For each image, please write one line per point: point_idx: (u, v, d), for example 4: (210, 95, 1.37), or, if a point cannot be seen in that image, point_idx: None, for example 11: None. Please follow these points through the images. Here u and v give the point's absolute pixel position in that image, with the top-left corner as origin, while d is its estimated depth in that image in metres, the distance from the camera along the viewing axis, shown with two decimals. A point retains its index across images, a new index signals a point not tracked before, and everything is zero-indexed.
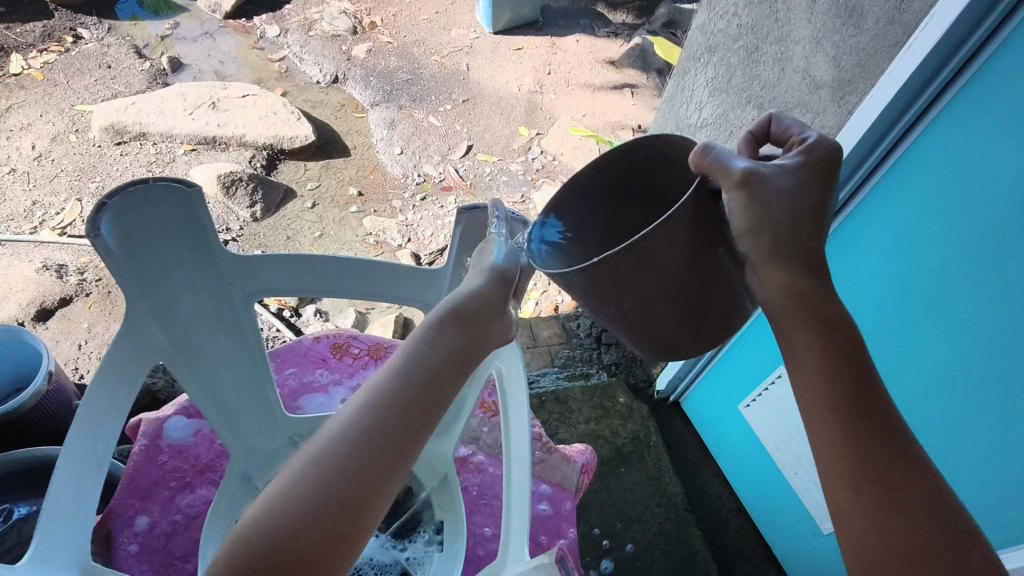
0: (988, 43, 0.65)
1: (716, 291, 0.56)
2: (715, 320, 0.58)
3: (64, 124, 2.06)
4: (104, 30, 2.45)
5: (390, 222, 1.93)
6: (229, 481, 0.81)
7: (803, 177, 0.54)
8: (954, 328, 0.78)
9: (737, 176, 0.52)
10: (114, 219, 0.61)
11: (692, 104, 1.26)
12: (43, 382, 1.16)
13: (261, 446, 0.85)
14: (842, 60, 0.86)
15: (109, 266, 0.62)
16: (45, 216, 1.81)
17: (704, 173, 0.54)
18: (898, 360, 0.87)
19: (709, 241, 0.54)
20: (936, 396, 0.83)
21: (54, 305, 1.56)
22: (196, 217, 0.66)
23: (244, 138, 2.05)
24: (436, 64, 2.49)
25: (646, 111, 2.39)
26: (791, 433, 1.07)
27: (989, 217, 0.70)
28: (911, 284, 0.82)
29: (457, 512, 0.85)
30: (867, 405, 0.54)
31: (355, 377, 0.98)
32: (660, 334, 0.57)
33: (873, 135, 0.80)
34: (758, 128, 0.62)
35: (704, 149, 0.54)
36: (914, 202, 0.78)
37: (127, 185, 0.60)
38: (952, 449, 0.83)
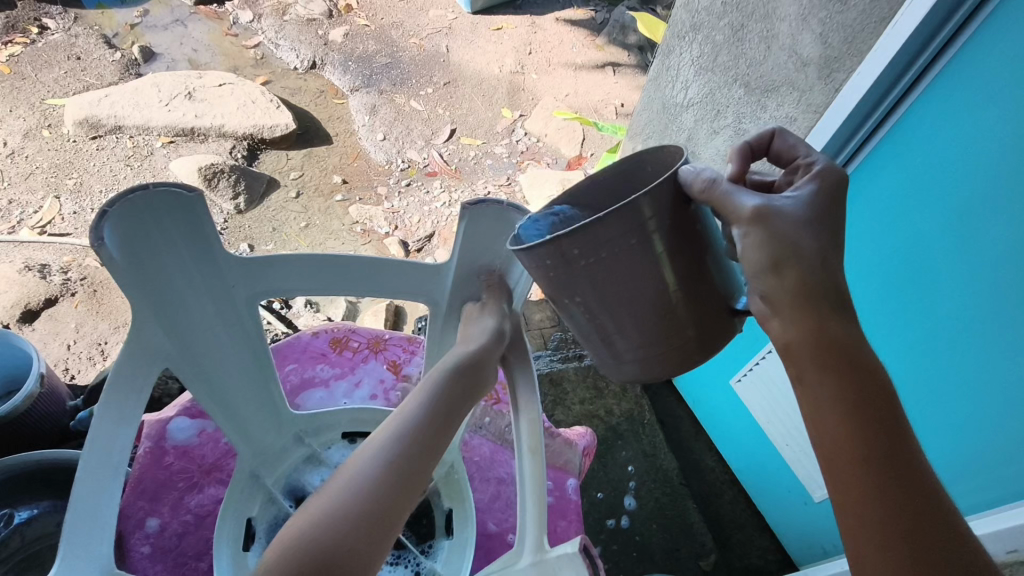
0: (976, 15, 0.67)
1: (707, 292, 0.59)
2: (714, 327, 0.61)
3: (36, 119, 2.01)
4: (70, 19, 2.38)
5: (376, 210, 1.92)
6: (238, 478, 0.82)
7: (817, 208, 0.56)
8: (952, 297, 0.80)
9: (749, 213, 0.54)
10: (117, 227, 0.60)
11: (678, 83, 1.26)
12: (36, 384, 1.16)
13: (269, 444, 0.85)
14: (829, 37, 0.87)
15: (113, 274, 0.61)
16: (23, 214, 1.77)
17: (712, 202, 0.54)
18: (897, 328, 0.89)
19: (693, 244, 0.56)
20: (934, 362, 0.86)
21: (40, 306, 1.54)
22: (199, 225, 0.66)
23: (223, 128, 2.01)
24: (415, 47, 2.46)
25: (630, 90, 2.38)
26: (782, 406, 1.09)
27: (971, 196, 0.73)
28: (904, 258, 0.84)
29: (465, 500, 0.86)
30: (895, 453, 0.54)
31: (355, 372, 0.99)
32: (655, 345, 0.60)
33: (864, 106, 0.82)
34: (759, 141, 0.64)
35: (711, 182, 0.53)
36: (901, 176, 0.80)
37: (125, 193, 0.59)
38: (938, 416, 0.88)
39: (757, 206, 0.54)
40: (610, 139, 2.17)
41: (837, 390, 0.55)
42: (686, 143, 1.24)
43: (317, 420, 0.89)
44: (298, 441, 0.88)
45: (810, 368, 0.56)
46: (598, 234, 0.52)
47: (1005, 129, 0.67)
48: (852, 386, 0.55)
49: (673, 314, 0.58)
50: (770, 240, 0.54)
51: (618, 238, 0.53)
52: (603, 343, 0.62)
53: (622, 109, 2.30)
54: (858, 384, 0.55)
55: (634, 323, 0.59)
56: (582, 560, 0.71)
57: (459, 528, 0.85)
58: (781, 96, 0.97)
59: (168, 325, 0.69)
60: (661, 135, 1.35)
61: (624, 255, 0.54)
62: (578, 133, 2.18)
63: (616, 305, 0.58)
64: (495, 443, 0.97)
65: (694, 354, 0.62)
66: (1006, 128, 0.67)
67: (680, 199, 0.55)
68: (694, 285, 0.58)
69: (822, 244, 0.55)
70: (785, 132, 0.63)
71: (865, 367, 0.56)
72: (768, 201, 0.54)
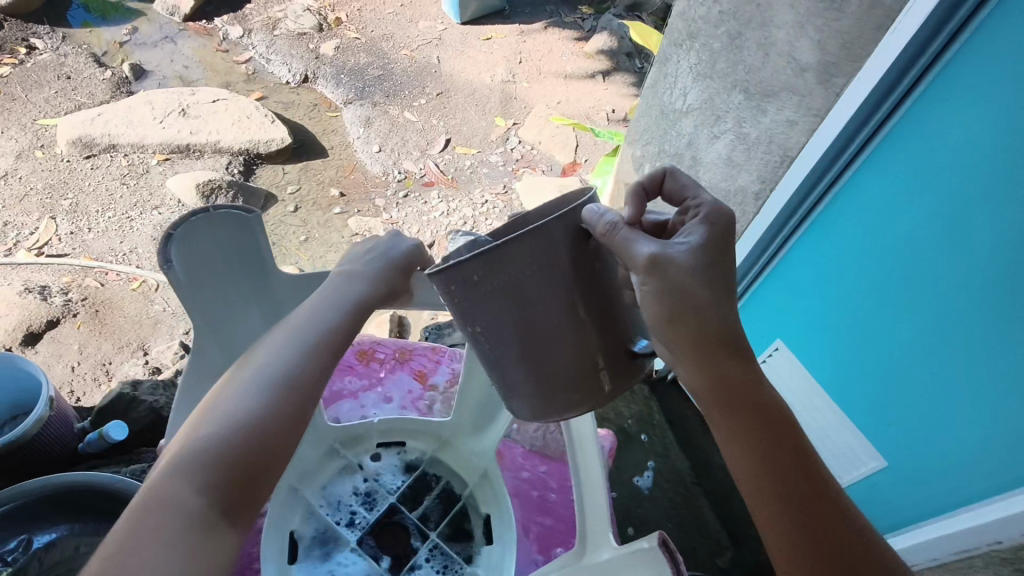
0: (966, 25, 0.73)
1: (618, 325, 0.62)
2: (621, 368, 0.64)
3: (29, 140, 2.00)
4: (57, 39, 2.37)
5: (375, 221, 1.92)
6: (279, 492, 0.83)
7: (705, 254, 0.59)
8: (927, 295, 0.86)
9: (643, 262, 0.57)
10: (179, 245, 0.69)
11: (676, 90, 1.21)
12: (45, 408, 1.15)
13: (307, 457, 0.88)
14: (826, 44, 0.89)
15: (176, 288, 0.71)
16: (18, 236, 1.76)
17: (610, 245, 0.57)
18: (885, 328, 0.93)
19: (591, 285, 0.59)
20: (912, 361, 0.90)
21: (42, 328, 1.53)
22: (252, 242, 0.74)
23: (219, 144, 2.01)
24: (406, 58, 2.48)
25: (621, 96, 2.41)
26: (799, 400, 1.12)
27: (931, 204, 0.82)
28: (891, 255, 0.89)
29: (502, 505, 0.87)
30: (801, 481, 0.60)
31: (382, 382, 1.05)
32: (567, 385, 0.62)
33: (867, 107, 0.86)
34: (651, 182, 0.68)
35: (610, 230, 0.56)
36: (896, 176, 0.85)
37: (188, 215, 0.68)
38: (873, 416, 0.98)
39: (651, 255, 0.57)
40: (604, 145, 2.19)
41: (744, 432, 0.62)
42: (687, 151, 1.22)
43: (354, 431, 0.92)
44: (332, 455, 0.91)
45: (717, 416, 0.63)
46: (512, 252, 0.54)
47: (995, 131, 0.73)
48: (757, 422, 0.62)
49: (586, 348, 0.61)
50: (665, 287, 0.58)
51: (533, 257, 0.55)
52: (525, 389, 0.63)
53: (613, 116, 2.33)
54: (760, 421, 0.62)
55: (550, 361, 0.60)
56: (663, 557, 0.58)
57: (499, 533, 0.85)
58: (780, 101, 0.99)
59: (223, 340, 0.78)
60: (659, 142, 1.30)
61: (527, 279, 0.55)
62: (572, 139, 2.20)
63: (539, 344, 0.59)
64: (524, 450, 1.03)
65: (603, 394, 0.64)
66: (997, 127, 0.72)
67: (580, 234, 0.57)
68: (598, 317, 0.60)
69: (720, 296, 0.60)
70: (677, 171, 0.67)
71: (768, 407, 0.62)
72: (663, 248, 0.57)
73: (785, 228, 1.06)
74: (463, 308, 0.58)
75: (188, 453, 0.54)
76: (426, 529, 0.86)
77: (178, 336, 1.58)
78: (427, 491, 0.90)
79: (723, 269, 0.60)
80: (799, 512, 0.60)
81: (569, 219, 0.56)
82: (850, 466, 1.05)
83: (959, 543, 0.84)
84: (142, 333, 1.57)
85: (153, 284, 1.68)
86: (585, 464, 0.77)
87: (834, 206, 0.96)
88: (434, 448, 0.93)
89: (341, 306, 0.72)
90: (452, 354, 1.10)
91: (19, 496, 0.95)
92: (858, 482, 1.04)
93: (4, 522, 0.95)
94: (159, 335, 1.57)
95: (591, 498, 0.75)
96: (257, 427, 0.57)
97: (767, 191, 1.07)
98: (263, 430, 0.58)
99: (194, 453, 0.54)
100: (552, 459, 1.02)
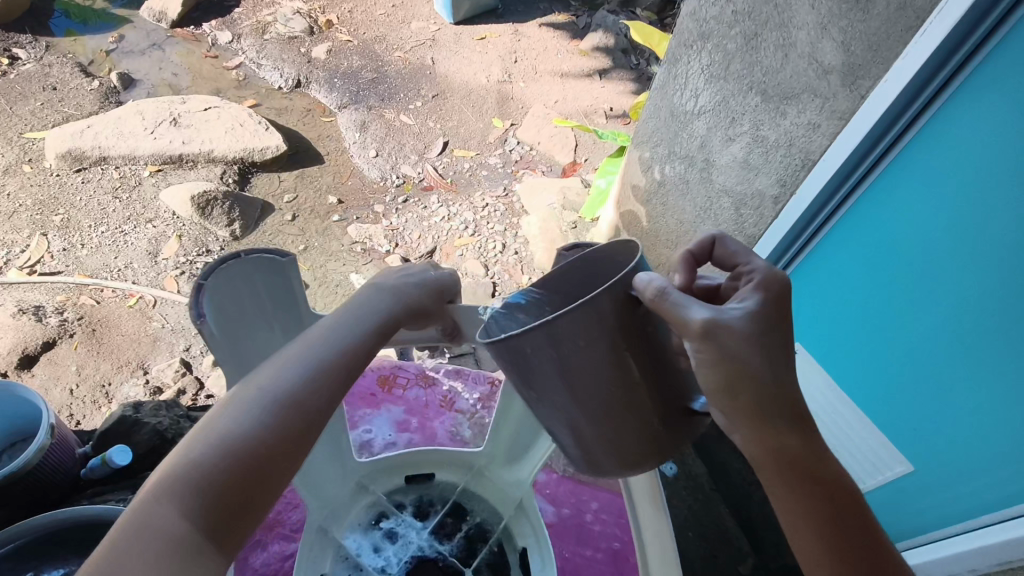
0: (1003, 22, 0.70)
1: (672, 383, 0.58)
2: (677, 427, 0.60)
3: (16, 154, 1.95)
4: (41, 48, 2.31)
5: (375, 228, 1.88)
6: (308, 534, 0.82)
7: (763, 318, 0.56)
8: (952, 293, 0.84)
9: (696, 327, 0.53)
10: (212, 294, 0.66)
11: (687, 91, 1.19)
12: (47, 437, 1.12)
13: (334, 497, 0.87)
14: (851, 45, 0.86)
15: (212, 343, 0.67)
16: (9, 254, 1.71)
17: (660, 313, 0.52)
18: (915, 326, 0.90)
19: (643, 351, 0.55)
20: (942, 362, 0.88)
21: (38, 350, 1.49)
22: (286, 282, 0.74)
23: (212, 153, 1.97)
24: (400, 60, 2.43)
25: (618, 93, 2.38)
26: (827, 406, 1.09)
27: (962, 197, 0.80)
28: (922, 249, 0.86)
29: (540, 535, 0.86)
30: (853, 553, 0.57)
31: (405, 406, 1.12)
32: (632, 440, 0.58)
33: (894, 108, 0.83)
34: (701, 248, 0.68)
35: (660, 293, 0.52)
36: (925, 177, 0.84)
37: (219, 261, 0.66)
38: (892, 422, 0.97)
39: (705, 321, 0.53)
40: (605, 144, 2.15)
41: (804, 506, 0.58)
42: (700, 153, 1.19)
43: (381, 466, 0.92)
44: (361, 491, 0.90)
45: (774, 485, 0.58)
46: (560, 329, 0.51)
47: None
48: (810, 494, 0.58)
49: (637, 409, 0.57)
50: (719, 360, 0.54)
51: (581, 331, 0.52)
52: (577, 444, 0.60)
53: (612, 113, 2.30)
54: (820, 497, 0.58)
55: (613, 420, 0.57)
56: None
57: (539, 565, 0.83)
58: (802, 104, 0.96)
59: None
60: (669, 144, 1.27)
61: (575, 355, 0.53)
62: (571, 138, 2.17)
63: (597, 413, 0.56)
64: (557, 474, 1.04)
65: (663, 448, 0.60)
66: None
67: (629, 300, 0.54)
68: (653, 382, 0.57)
69: (772, 358, 0.55)
70: (726, 238, 0.67)
71: (827, 480, 0.58)
72: (717, 315, 0.54)
73: (812, 226, 1.03)
74: (521, 373, 0.56)
75: (174, 473, 0.50)
76: (459, 566, 0.85)
77: (178, 354, 1.54)
78: (458, 525, 0.90)
79: (779, 337, 0.56)
80: None
81: (616, 290, 0.52)
82: (873, 471, 1.03)
83: (1009, 554, 0.78)
84: (141, 352, 1.53)
85: (150, 301, 1.64)
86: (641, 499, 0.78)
87: (859, 204, 0.94)
88: (466, 480, 0.92)
89: (368, 321, 0.67)
90: (474, 378, 1.17)
91: (23, 533, 0.92)
92: (882, 488, 1.02)
93: (8, 562, 0.91)
94: (158, 353, 1.53)
95: (655, 534, 0.75)
96: (250, 455, 0.52)
97: (788, 194, 1.04)
98: (256, 460, 0.53)
99: (183, 476, 0.50)
100: (585, 484, 1.03)
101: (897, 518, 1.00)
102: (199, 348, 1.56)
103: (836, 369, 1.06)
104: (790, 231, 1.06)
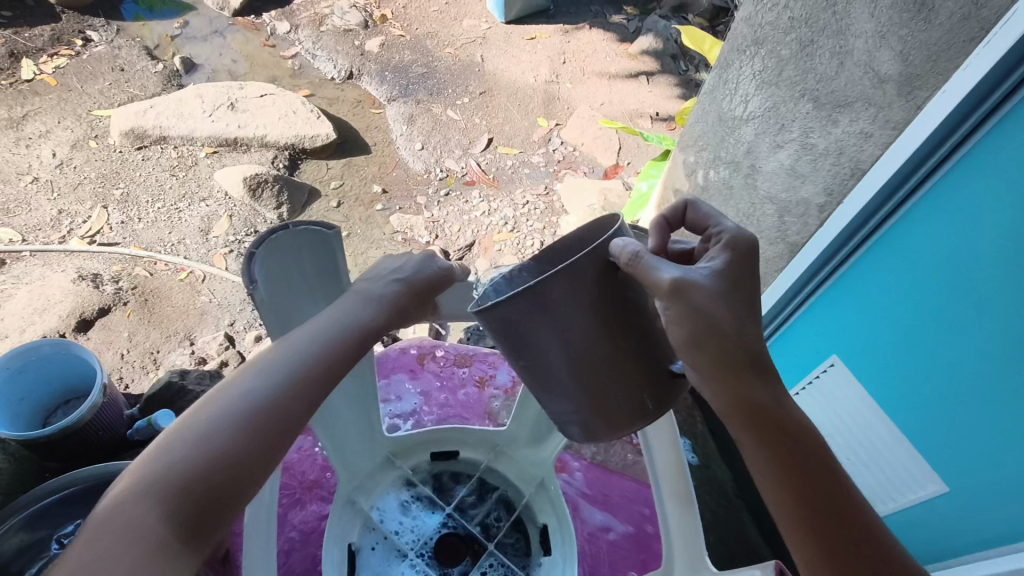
0: None
1: (653, 348, 0.62)
2: (662, 392, 0.63)
3: (83, 130, 2.05)
4: (112, 31, 2.43)
5: (416, 219, 1.92)
6: (336, 504, 0.86)
7: (728, 276, 0.58)
8: (1000, 317, 0.81)
9: (665, 284, 0.55)
10: (263, 261, 0.69)
11: (737, 96, 1.18)
12: (99, 395, 1.17)
13: (361, 467, 0.90)
14: (910, 55, 0.85)
15: (259, 307, 0.69)
16: (72, 224, 1.80)
17: (634, 274, 0.55)
18: (957, 348, 0.88)
19: (623, 317, 0.59)
20: (983, 386, 0.85)
21: (94, 315, 1.57)
22: (330, 256, 0.76)
23: (265, 138, 2.04)
24: (450, 57, 2.48)
25: (665, 99, 2.38)
26: (853, 416, 1.07)
27: (1012, 219, 0.77)
28: (968, 271, 0.84)
29: (561, 514, 0.89)
30: (831, 510, 0.57)
31: (441, 383, 1.17)
32: (620, 407, 0.61)
33: (948, 122, 0.81)
34: (675, 213, 0.68)
35: (633, 255, 0.55)
36: (977, 195, 0.81)
37: (270, 232, 0.69)
38: (932, 443, 0.94)
39: (673, 278, 0.55)
40: (648, 149, 2.15)
41: (774, 456, 0.59)
42: (745, 159, 1.18)
43: (408, 442, 0.93)
44: (388, 465, 0.92)
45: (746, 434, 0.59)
46: (547, 290, 0.55)
47: None
48: (787, 441, 0.59)
49: (622, 375, 0.60)
50: (689, 315, 0.56)
51: (567, 293, 0.56)
52: (575, 418, 0.63)
53: (657, 118, 2.29)
54: (795, 453, 0.59)
55: (599, 386, 0.60)
56: None
57: (560, 543, 0.87)
58: (855, 112, 0.95)
59: None
60: (715, 149, 1.26)
61: (560, 319, 0.56)
62: (614, 141, 2.18)
63: (585, 377, 0.59)
64: (588, 462, 1.09)
65: (649, 413, 0.63)
66: None
67: (608, 265, 0.57)
68: (637, 346, 0.60)
69: (741, 320, 0.58)
70: (697, 201, 0.67)
71: (797, 432, 0.59)
72: (684, 274, 0.56)
73: (853, 239, 1.01)
74: (508, 341, 0.59)
75: (147, 474, 0.50)
76: (483, 538, 0.88)
77: (223, 328, 1.60)
78: (482, 498, 0.92)
79: (747, 302, 0.59)
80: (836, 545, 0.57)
81: (595, 254, 0.56)
82: (907, 487, 1.00)
83: None
84: (189, 323, 1.60)
85: (200, 275, 1.71)
86: (667, 476, 0.78)
87: (906, 218, 0.92)
88: (489, 459, 0.94)
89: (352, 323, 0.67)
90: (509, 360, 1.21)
91: (83, 479, 0.97)
92: (916, 504, 0.99)
93: (59, 508, 0.95)
94: (204, 326, 1.60)
95: (681, 530, 0.75)
96: (229, 456, 0.52)
97: (834, 203, 1.03)
98: (236, 461, 0.53)
99: (159, 477, 0.50)
100: (613, 473, 1.08)
101: (927, 537, 0.98)
102: (243, 323, 1.61)
103: (872, 387, 1.03)
104: (831, 242, 1.04)
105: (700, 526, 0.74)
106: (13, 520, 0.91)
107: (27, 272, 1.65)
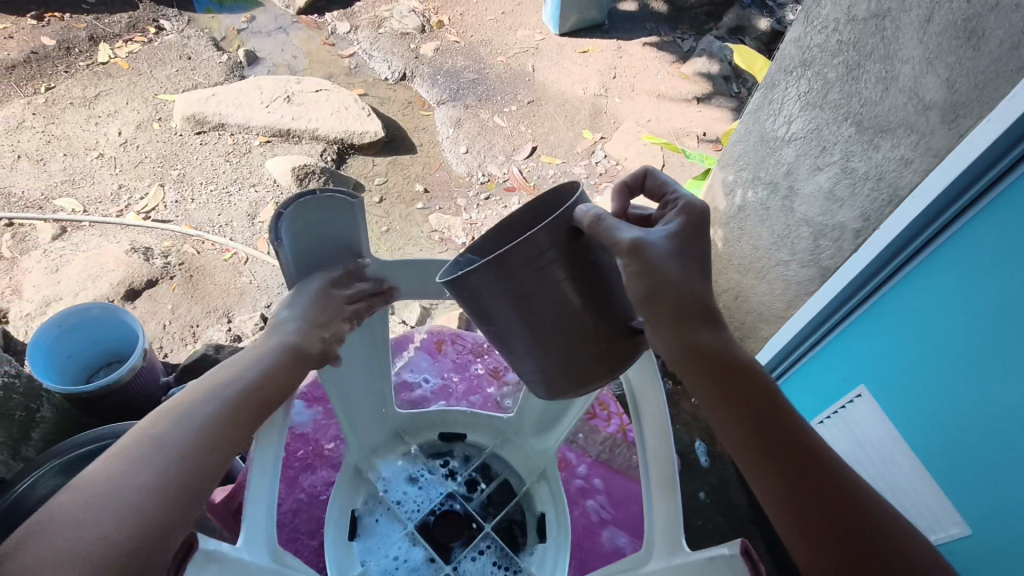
0: None
1: (614, 309, 0.67)
2: (619, 345, 0.68)
3: (149, 112, 2.16)
4: (184, 22, 2.55)
5: (455, 220, 1.96)
6: (343, 471, 0.90)
7: (681, 239, 0.65)
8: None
9: (625, 244, 0.61)
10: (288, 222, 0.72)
11: (781, 117, 1.17)
12: (139, 359, 1.23)
13: (371, 439, 0.94)
14: (956, 82, 0.84)
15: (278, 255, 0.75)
16: (130, 200, 1.89)
17: (596, 236, 0.61)
18: (980, 397, 0.83)
19: (582, 280, 0.64)
20: (1003, 443, 0.80)
21: (142, 286, 1.65)
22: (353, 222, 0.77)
23: (316, 131, 2.11)
24: (502, 65, 2.52)
25: (713, 120, 2.37)
26: (873, 449, 1.02)
27: None
28: (997, 312, 0.79)
29: (559, 503, 0.90)
30: (777, 439, 0.64)
31: (455, 370, 1.19)
32: (583, 362, 0.67)
33: (987, 155, 0.77)
34: (635, 179, 0.73)
35: (596, 218, 0.61)
36: (1012, 237, 0.76)
37: (299, 198, 0.70)
38: (946, 488, 0.88)
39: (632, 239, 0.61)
40: (691, 167, 2.15)
41: (720, 394, 0.65)
42: (784, 180, 1.18)
43: (418, 420, 0.98)
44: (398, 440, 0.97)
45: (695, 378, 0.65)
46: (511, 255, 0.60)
47: None
48: (735, 381, 0.65)
49: (580, 328, 0.65)
50: (644, 272, 0.62)
51: (527, 259, 0.61)
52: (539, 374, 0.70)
53: (704, 138, 2.29)
54: (750, 400, 0.65)
55: (558, 343, 0.66)
56: None
57: (554, 532, 0.88)
58: (897, 138, 0.94)
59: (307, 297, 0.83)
60: (756, 169, 1.26)
61: (525, 282, 0.61)
62: (658, 158, 2.18)
63: (547, 332, 0.65)
64: (592, 461, 1.10)
65: (612, 364, 0.69)
66: None
67: (571, 229, 0.62)
68: (596, 309, 0.66)
69: (688, 274, 0.64)
70: (654, 169, 0.72)
71: (744, 370, 0.66)
72: (642, 236, 0.62)
73: (884, 268, 0.97)
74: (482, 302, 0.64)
75: (73, 525, 0.53)
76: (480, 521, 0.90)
77: (259, 309, 1.65)
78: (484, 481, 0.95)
79: (695, 254, 0.66)
80: (784, 471, 0.63)
81: (554, 226, 0.61)
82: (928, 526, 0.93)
83: None
84: (228, 301, 1.66)
85: (243, 257, 1.77)
86: (656, 466, 0.75)
87: (938, 253, 0.87)
88: (495, 444, 0.97)
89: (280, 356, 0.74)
90: None
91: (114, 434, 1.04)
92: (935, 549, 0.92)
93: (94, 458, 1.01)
94: (243, 305, 1.66)
95: (664, 520, 0.72)
96: (161, 492, 0.57)
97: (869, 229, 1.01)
98: (169, 495, 0.58)
99: (88, 526, 0.53)
100: (616, 473, 1.08)
101: None
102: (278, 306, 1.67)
103: (902, 427, 0.96)
104: (859, 274, 1.00)
105: (682, 514, 0.71)
106: (49, 465, 0.97)
107: (84, 240, 1.74)
